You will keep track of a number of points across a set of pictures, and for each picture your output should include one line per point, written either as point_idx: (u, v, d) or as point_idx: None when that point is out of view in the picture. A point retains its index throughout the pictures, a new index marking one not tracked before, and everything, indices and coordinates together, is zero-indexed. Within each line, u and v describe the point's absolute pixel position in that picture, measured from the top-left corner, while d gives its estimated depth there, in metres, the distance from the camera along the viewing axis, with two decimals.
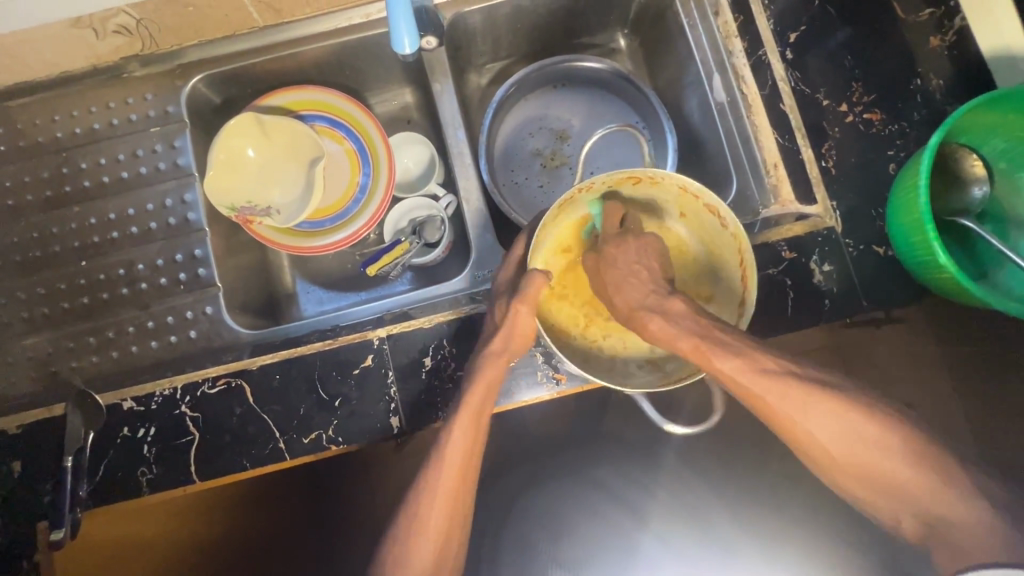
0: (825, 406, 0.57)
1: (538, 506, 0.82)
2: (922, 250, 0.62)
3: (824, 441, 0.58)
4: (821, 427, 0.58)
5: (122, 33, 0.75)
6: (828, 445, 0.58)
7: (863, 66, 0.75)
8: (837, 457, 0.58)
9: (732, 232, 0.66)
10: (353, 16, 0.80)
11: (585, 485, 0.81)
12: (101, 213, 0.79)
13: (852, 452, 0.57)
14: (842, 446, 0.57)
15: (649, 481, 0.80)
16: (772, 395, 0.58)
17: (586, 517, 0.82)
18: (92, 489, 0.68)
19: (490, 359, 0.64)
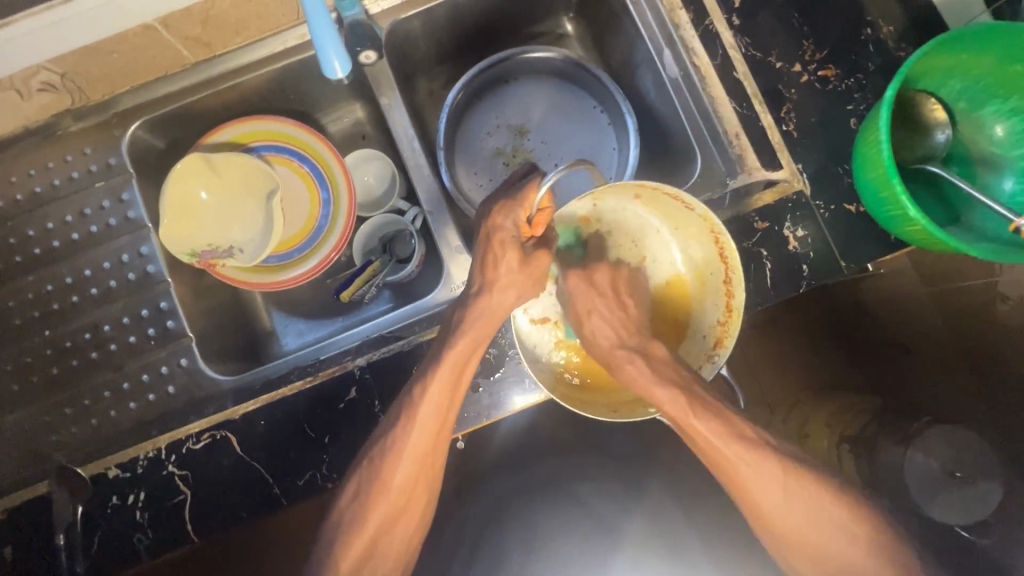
0: (777, 469, 0.59)
1: (520, 531, 0.80)
2: (891, 203, 0.61)
3: (763, 503, 0.59)
4: (775, 498, 0.59)
5: (48, 91, 0.72)
6: (771, 515, 0.60)
7: (812, 21, 0.74)
8: (764, 521, 0.60)
9: (702, 221, 0.63)
10: (286, 39, 0.77)
11: (563, 502, 0.81)
12: (57, 278, 0.76)
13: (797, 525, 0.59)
14: (787, 517, 0.59)
15: (627, 500, 0.80)
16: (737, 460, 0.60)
17: (592, 517, 0.81)
18: (89, 565, 0.66)
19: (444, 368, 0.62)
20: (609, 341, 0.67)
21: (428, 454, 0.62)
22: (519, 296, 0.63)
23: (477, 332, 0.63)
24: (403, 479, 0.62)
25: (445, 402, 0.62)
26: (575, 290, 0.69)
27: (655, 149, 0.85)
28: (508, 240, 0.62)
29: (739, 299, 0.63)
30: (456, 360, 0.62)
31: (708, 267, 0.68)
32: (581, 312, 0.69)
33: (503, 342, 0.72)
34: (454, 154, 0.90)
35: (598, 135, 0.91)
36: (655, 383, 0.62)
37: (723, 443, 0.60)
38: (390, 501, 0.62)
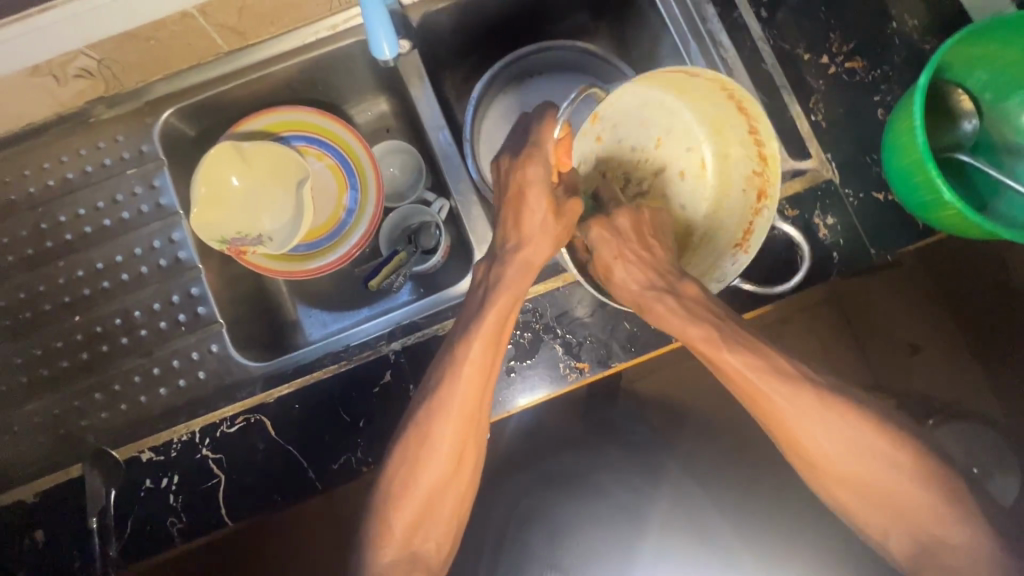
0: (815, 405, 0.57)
1: (541, 512, 0.82)
2: (924, 189, 0.63)
3: (807, 437, 0.57)
4: (818, 432, 0.56)
5: (84, 77, 0.71)
6: (832, 455, 0.57)
7: (837, 15, 0.75)
8: (821, 456, 0.57)
9: (711, 82, 0.66)
10: (319, 30, 0.77)
11: (585, 488, 0.84)
12: (89, 264, 0.76)
13: (856, 462, 0.57)
14: (847, 456, 0.57)
15: (648, 483, 0.86)
16: (779, 396, 0.57)
17: (612, 502, 0.83)
18: (122, 548, 0.66)
19: (481, 330, 0.60)
20: (640, 285, 0.62)
21: (472, 417, 0.61)
22: (556, 244, 0.63)
23: (515, 291, 0.62)
24: (452, 439, 0.60)
25: (489, 359, 0.61)
26: (602, 242, 0.64)
27: None
28: (541, 187, 0.63)
29: (772, 146, 0.65)
30: (500, 312, 0.61)
31: (726, 130, 0.70)
32: (606, 260, 0.64)
33: (537, 327, 0.72)
34: (480, 146, 0.91)
35: None
36: (689, 322, 0.59)
37: (758, 379, 0.57)
38: (441, 463, 0.60)
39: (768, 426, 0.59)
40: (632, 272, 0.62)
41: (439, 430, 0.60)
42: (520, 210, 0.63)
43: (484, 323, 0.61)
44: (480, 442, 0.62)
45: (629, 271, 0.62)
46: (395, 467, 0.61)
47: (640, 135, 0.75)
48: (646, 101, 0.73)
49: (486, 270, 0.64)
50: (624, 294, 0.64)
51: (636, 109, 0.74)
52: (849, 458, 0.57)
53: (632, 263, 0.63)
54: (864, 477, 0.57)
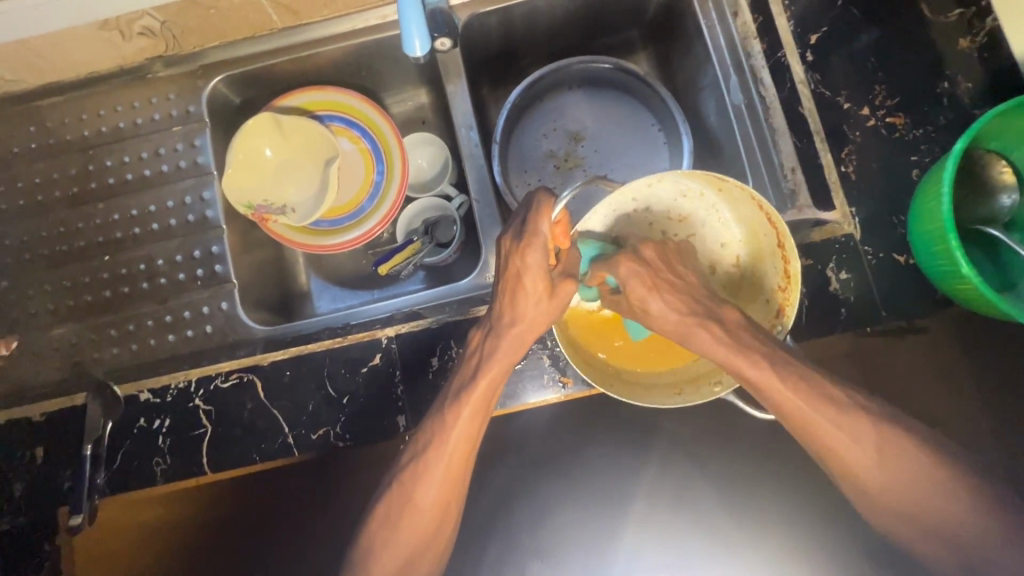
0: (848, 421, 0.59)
1: (518, 510, 0.81)
2: (941, 256, 0.60)
3: (850, 456, 0.59)
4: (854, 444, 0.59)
5: (146, 35, 0.77)
6: (874, 470, 0.59)
7: (886, 68, 0.73)
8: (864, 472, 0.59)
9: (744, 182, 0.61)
10: (369, 18, 0.80)
11: (569, 490, 0.81)
12: (124, 209, 0.81)
13: (894, 478, 0.59)
14: (886, 472, 0.59)
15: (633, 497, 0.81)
16: (806, 408, 0.59)
17: (594, 506, 0.81)
18: (109, 478, 0.70)
19: (459, 411, 0.63)
20: (680, 316, 0.63)
21: (455, 480, 0.64)
22: (550, 318, 0.63)
23: (499, 369, 0.63)
24: (432, 500, 0.64)
25: (475, 426, 0.64)
26: (631, 275, 0.63)
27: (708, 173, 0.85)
28: (540, 273, 0.60)
29: (795, 250, 0.63)
30: (489, 384, 0.63)
31: (760, 219, 0.66)
32: (640, 296, 0.63)
33: None
34: (507, 150, 0.92)
35: (651, 151, 0.92)
36: (731, 352, 0.60)
37: (801, 401, 0.59)
38: (421, 522, 0.64)
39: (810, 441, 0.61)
40: (666, 306, 0.63)
41: (422, 497, 0.64)
42: (515, 291, 0.61)
43: (462, 403, 0.63)
44: (459, 500, 0.66)
45: (666, 303, 0.63)
46: (379, 515, 0.65)
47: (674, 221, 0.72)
48: (682, 193, 0.69)
49: (482, 336, 0.65)
50: (662, 325, 0.64)
51: (672, 197, 0.70)
52: (885, 471, 0.59)
53: (666, 293, 0.63)
54: (894, 492, 0.59)
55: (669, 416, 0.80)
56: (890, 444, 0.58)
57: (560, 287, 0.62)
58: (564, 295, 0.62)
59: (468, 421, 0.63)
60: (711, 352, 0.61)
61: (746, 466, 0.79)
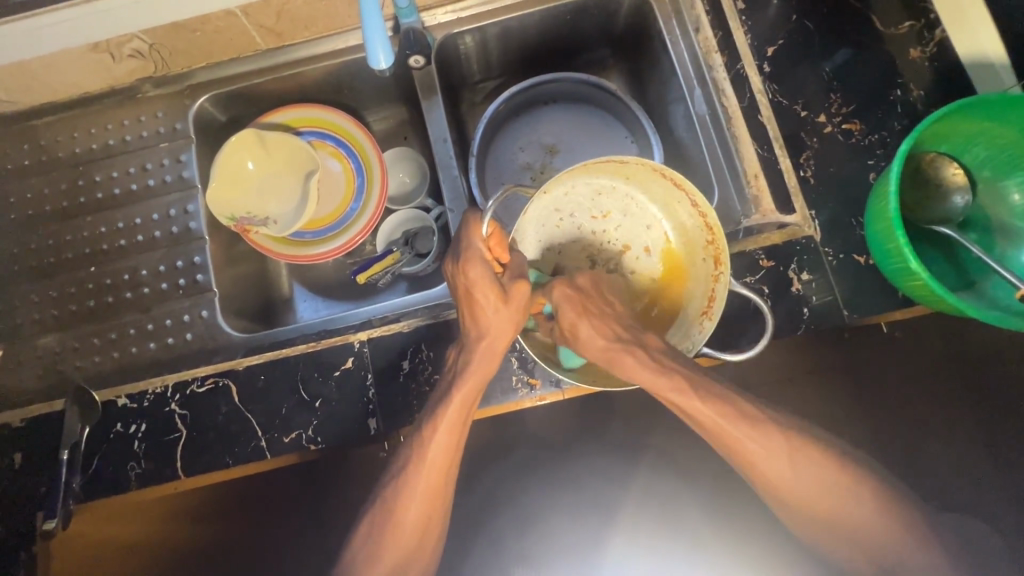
0: (774, 436, 0.63)
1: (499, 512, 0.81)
2: (894, 260, 0.62)
3: (766, 472, 0.63)
4: (770, 460, 0.62)
5: (136, 57, 0.81)
6: (785, 480, 0.63)
7: (842, 77, 0.76)
8: (768, 481, 0.63)
9: (640, 166, 0.68)
10: (348, 39, 0.85)
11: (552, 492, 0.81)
12: (111, 222, 0.84)
13: (803, 487, 0.63)
14: (792, 482, 0.63)
15: (612, 501, 0.80)
16: (722, 420, 0.62)
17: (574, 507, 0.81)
18: (84, 483, 0.70)
19: (438, 423, 0.64)
20: (605, 341, 0.63)
21: (435, 493, 0.66)
22: (515, 326, 0.64)
23: (476, 377, 0.64)
24: (415, 517, 0.66)
25: (452, 442, 0.64)
26: (564, 297, 0.64)
27: None
28: (488, 282, 0.62)
29: (713, 216, 0.66)
30: (466, 395, 0.64)
31: (676, 202, 0.71)
32: (569, 321, 0.63)
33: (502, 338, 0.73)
34: (484, 164, 0.95)
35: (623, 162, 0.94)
36: (658, 374, 0.61)
37: (722, 419, 0.62)
38: (406, 535, 0.66)
39: (726, 452, 0.64)
40: (592, 332, 0.63)
41: (405, 512, 0.66)
42: (473, 307, 0.63)
43: (440, 415, 0.64)
44: (445, 504, 0.67)
45: (594, 329, 0.63)
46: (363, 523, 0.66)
47: (592, 217, 0.76)
48: (596, 188, 0.75)
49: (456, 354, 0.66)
50: (590, 350, 0.64)
51: (587, 194, 0.75)
52: (799, 481, 0.63)
53: (595, 324, 0.63)
54: (803, 497, 0.63)
55: (642, 419, 0.81)
56: (809, 463, 0.63)
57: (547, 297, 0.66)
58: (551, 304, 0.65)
59: (451, 432, 0.64)
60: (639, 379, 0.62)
61: (724, 470, 0.79)
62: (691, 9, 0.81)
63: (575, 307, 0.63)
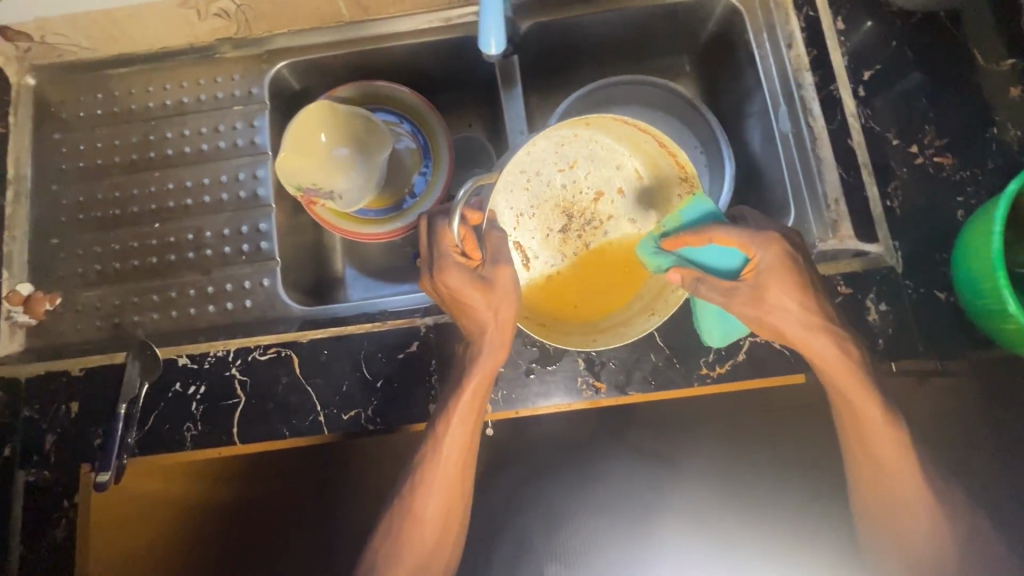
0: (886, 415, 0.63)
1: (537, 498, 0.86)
2: (987, 306, 0.62)
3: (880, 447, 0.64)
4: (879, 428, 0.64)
5: (221, 17, 0.80)
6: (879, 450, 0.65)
7: (937, 109, 0.74)
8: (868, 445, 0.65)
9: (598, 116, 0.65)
10: (433, 20, 0.84)
11: None
12: (178, 180, 0.83)
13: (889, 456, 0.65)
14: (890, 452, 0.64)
15: None
16: (831, 381, 0.64)
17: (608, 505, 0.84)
18: (140, 439, 0.69)
19: (448, 419, 0.65)
20: (797, 326, 0.62)
21: (454, 487, 0.67)
22: (513, 320, 0.64)
23: (482, 373, 0.64)
24: (434, 512, 0.67)
25: (466, 434, 0.65)
26: (772, 266, 0.61)
27: (749, 198, 0.86)
28: (465, 278, 0.63)
29: (682, 156, 0.66)
30: (476, 392, 0.64)
31: (639, 140, 0.69)
32: (764, 306, 0.61)
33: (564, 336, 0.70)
34: None
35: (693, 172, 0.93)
36: (842, 374, 0.63)
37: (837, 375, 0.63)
38: (426, 530, 0.67)
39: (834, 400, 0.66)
40: (786, 317, 0.61)
41: (423, 508, 0.67)
42: (466, 310, 0.64)
43: (448, 411, 0.65)
44: (465, 491, 0.69)
45: (798, 310, 0.61)
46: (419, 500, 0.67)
47: (560, 170, 0.73)
48: (558, 144, 0.70)
49: (466, 351, 0.67)
50: (791, 330, 0.62)
51: (551, 151, 0.70)
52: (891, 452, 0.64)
53: (787, 308, 0.61)
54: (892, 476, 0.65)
55: None
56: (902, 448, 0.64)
57: (758, 256, 0.62)
58: (753, 269, 0.62)
59: (461, 429, 0.65)
60: (786, 327, 0.62)
61: None
62: (784, 24, 0.80)
63: (790, 280, 0.61)
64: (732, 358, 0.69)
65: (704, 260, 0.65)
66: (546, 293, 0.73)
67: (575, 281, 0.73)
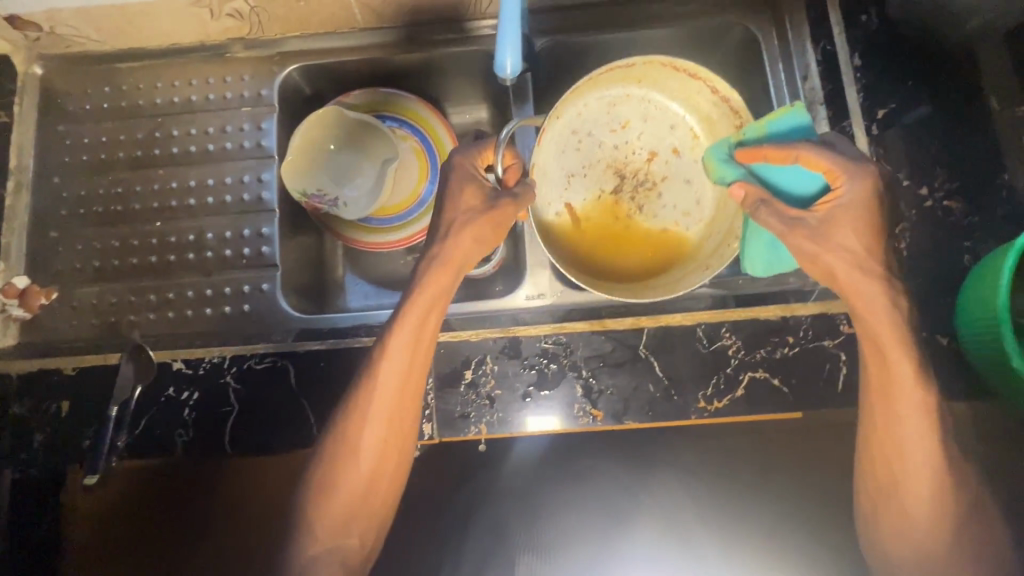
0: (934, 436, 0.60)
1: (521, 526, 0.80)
2: (991, 353, 0.62)
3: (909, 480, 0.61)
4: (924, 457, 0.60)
5: (234, 17, 0.80)
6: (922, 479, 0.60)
7: (949, 152, 0.74)
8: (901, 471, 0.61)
9: (646, 67, 0.71)
10: (448, 31, 0.83)
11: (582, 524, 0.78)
12: (181, 179, 0.83)
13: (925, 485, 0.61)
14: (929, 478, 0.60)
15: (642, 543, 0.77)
16: (876, 362, 0.61)
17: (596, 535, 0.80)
18: (129, 442, 0.69)
19: (397, 333, 0.63)
20: (848, 262, 0.60)
21: (389, 451, 0.64)
22: (473, 241, 0.64)
23: (436, 285, 0.63)
24: (371, 446, 0.64)
25: (408, 354, 0.63)
26: (852, 202, 0.61)
27: None
28: (469, 193, 0.64)
29: (737, 100, 0.69)
30: (426, 303, 0.63)
31: (692, 94, 0.74)
32: (819, 244, 0.61)
33: (564, 362, 0.69)
34: None
35: None
36: (900, 364, 0.59)
37: (899, 372, 0.59)
38: (359, 471, 0.64)
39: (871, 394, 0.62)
40: (841, 255, 0.60)
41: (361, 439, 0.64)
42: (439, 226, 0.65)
43: (399, 323, 0.63)
44: (407, 433, 0.65)
45: (845, 245, 0.60)
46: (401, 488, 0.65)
47: (611, 131, 0.77)
48: (608, 101, 0.76)
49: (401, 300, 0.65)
50: (841, 270, 0.60)
51: (603, 109, 0.77)
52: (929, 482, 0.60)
53: (845, 246, 0.61)
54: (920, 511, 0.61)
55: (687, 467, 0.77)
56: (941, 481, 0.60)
57: (845, 185, 0.62)
58: (834, 199, 0.62)
59: (405, 346, 0.63)
60: (840, 266, 0.60)
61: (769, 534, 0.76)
62: (802, 55, 0.80)
63: (862, 220, 0.61)
64: (732, 393, 0.68)
65: (777, 179, 0.67)
66: (600, 245, 0.75)
67: (627, 235, 0.76)
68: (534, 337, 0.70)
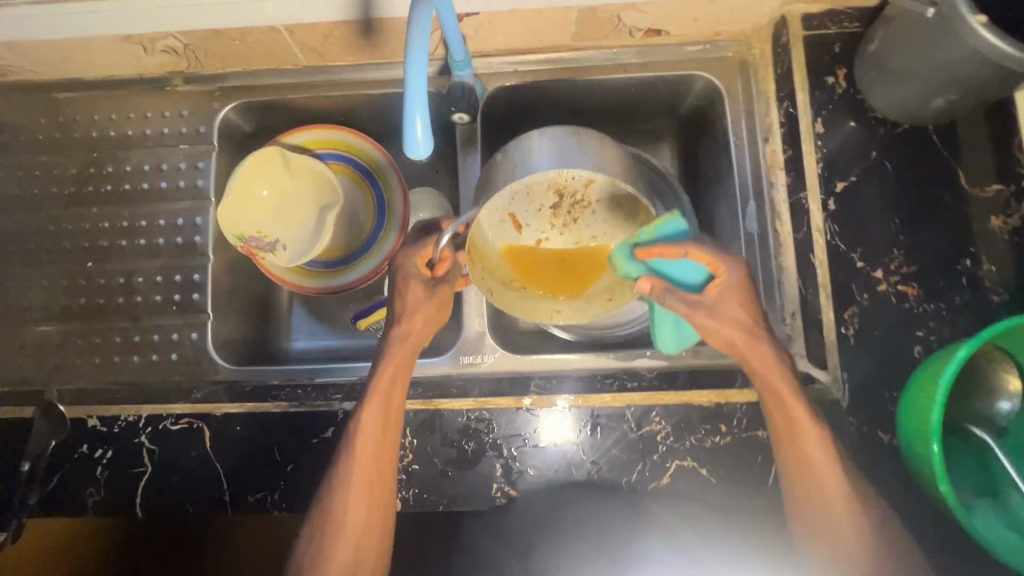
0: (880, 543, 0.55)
1: None
2: (922, 464, 0.58)
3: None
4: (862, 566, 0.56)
5: (168, 53, 0.76)
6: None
7: (910, 232, 0.69)
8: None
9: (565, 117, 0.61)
10: (394, 73, 0.79)
11: None
12: (115, 218, 0.80)
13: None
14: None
15: None
16: (801, 466, 0.58)
17: None
18: (41, 498, 0.68)
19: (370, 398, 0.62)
20: (728, 338, 0.60)
21: (376, 519, 0.61)
22: (437, 304, 0.64)
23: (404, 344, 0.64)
24: (355, 513, 0.60)
25: (383, 415, 0.62)
26: (731, 281, 0.60)
27: None
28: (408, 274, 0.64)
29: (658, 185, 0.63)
30: (395, 363, 0.63)
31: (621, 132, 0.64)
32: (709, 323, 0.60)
33: (485, 439, 0.67)
34: None
35: None
36: (825, 465, 0.57)
37: (819, 467, 0.57)
38: (344, 538, 0.60)
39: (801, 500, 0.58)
40: (723, 331, 0.59)
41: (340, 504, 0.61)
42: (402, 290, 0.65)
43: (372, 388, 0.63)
44: (389, 495, 0.62)
45: (721, 317, 0.60)
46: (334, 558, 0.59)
47: None
48: None
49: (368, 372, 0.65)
50: (721, 340, 0.60)
51: None
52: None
53: (733, 324, 0.59)
54: None
55: None
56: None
57: (725, 275, 0.60)
58: (717, 285, 0.60)
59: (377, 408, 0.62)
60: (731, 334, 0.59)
61: None
62: (764, 115, 0.76)
63: (748, 302, 0.60)
64: (657, 480, 0.66)
65: (671, 271, 0.63)
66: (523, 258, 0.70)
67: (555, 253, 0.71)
68: (455, 411, 0.68)
